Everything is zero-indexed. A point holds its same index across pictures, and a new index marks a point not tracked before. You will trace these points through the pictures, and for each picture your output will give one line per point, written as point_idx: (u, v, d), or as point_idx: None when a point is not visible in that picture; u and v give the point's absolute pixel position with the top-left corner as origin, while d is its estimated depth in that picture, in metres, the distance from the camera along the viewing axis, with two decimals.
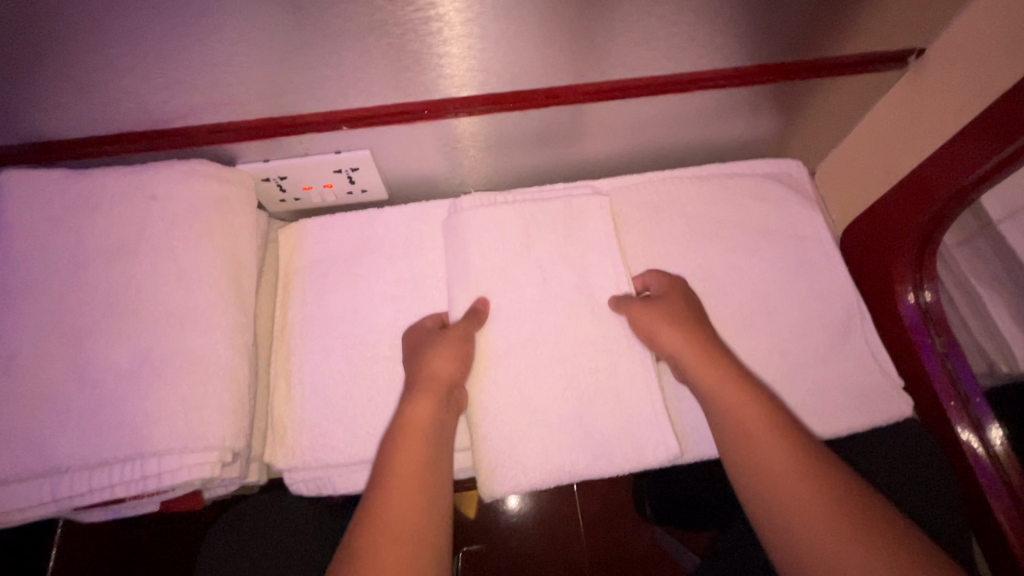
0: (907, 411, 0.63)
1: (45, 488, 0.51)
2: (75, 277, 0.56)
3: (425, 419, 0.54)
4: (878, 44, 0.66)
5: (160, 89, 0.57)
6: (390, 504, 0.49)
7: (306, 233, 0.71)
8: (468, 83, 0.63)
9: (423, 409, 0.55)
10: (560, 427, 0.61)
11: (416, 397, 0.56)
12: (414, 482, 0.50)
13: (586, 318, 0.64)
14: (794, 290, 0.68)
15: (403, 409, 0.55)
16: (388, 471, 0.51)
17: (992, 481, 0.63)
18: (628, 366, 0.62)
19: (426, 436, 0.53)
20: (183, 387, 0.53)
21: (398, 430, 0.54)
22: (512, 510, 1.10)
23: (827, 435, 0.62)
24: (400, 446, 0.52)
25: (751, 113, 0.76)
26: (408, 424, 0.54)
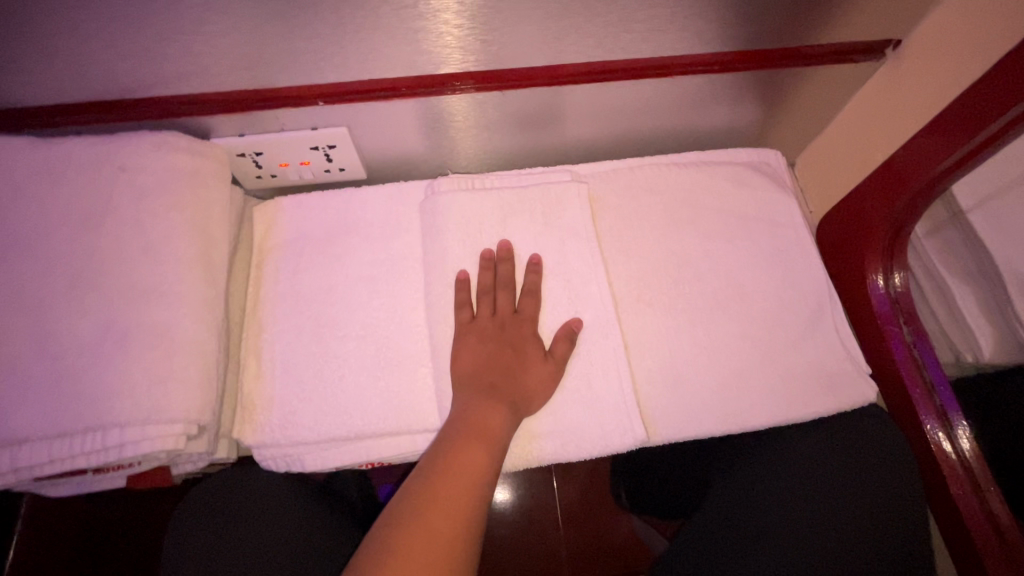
0: (871, 398, 0.65)
1: (5, 458, 0.50)
2: (40, 245, 0.55)
3: (487, 437, 0.54)
4: (857, 34, 0.66)
5: (130, 57, 0.56)
6: (437, 493, 0.49)
7: (281, 210, 0.70)
8: (447, 61, 0.62)
9: (493, 415, 0.55)
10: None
11: (479, 404, 0.56)
12: (463, 498, 0.50)
13: (560, 301, 0.64)
14: (768, 277, 0.68)
15: (468, 421, 0.54)
16: (439, 471, 0.51)
17: (956, 475, 0.64)
18: (601, 349, 0.63)
19: (483, 457, 0.52)
20: (150, 359, 0.53)
21: (461, 440, 0.53)
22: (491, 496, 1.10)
23: (795, 419, 0.63)
24: (459, 460, 0.52)
25: (731, 101, 0.76)
26: (470, 438, 0.53)
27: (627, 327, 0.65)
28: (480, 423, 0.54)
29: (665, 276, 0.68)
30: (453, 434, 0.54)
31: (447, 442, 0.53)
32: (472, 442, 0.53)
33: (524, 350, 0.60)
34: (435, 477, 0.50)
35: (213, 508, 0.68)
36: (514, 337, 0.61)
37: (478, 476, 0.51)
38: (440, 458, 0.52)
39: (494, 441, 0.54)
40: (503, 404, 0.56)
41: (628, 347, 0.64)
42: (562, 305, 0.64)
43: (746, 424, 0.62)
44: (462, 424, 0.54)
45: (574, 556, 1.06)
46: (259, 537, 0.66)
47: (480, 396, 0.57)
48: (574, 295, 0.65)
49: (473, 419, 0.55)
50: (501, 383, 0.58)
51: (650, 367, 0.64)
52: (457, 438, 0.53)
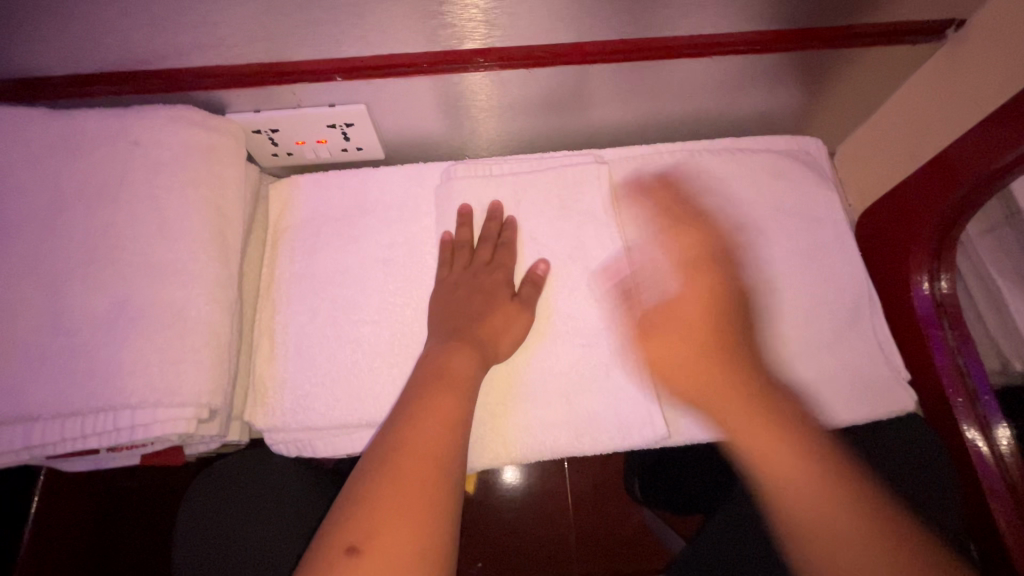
0: (909, 406, 0.61)
1: (18, 435, 0.50)
2: (53, 221, 0.54)
3: (449, 421, 0.47)
4: (917, 13, 0.61)
5: (144, 26, 0.53)
6: (411, 434, 0.46)
7: (298, 190, 0.68)
8: (472, 35, 0.59)
9: (466, 360, 0.52)
10: (547, 399, 0.59)
11: (447, 352, 0.53)
12: (419, 491, 0.42)
13: (578, 291, 0.62)
14: (803, 274, 0.64)
15: (425, 403, 0.48)
16: (415, 416, 0.47)
17: (994, 483, 0.61)
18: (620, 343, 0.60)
19: (446, 440, 0.46)
20: (161, 339, 0.52)
21: (415, 422, 0.47)
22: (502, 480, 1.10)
23: (826, 425, 0.60)
24: (416, 447, 0.45)
25: (772, 84, 0.71)
26: (427, 419, 0.47)
27: (651, 322, 0.62)
28: (443, 407, 0.48)
29: (694, 270, 0.64)
30: (408, 419, 0.47)
31: (397, 430, 0.46)
32: (428, 424, 0.46)
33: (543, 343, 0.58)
34: (385, 470, 0.43)
35: (221, 494, 0.68)
36: (489, 292, 0.58)
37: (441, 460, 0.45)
38: (399, 427, 0.47)
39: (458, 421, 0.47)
40: (472, 350, 0.53)
41: (655, 341, 0.61)
42: (580, 297, 0.62)
43: (774, 427, 0.59)
44: (417, 405, 0.48)
45: (583, 545, 1.05)
46: (271, 520, 0.66)
47: (450, 342, 0.54)
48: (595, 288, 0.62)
49: (428, 398, 0.48)
50: (467, 329, 0.55)
51: None
52: (410, 422, 0.46)
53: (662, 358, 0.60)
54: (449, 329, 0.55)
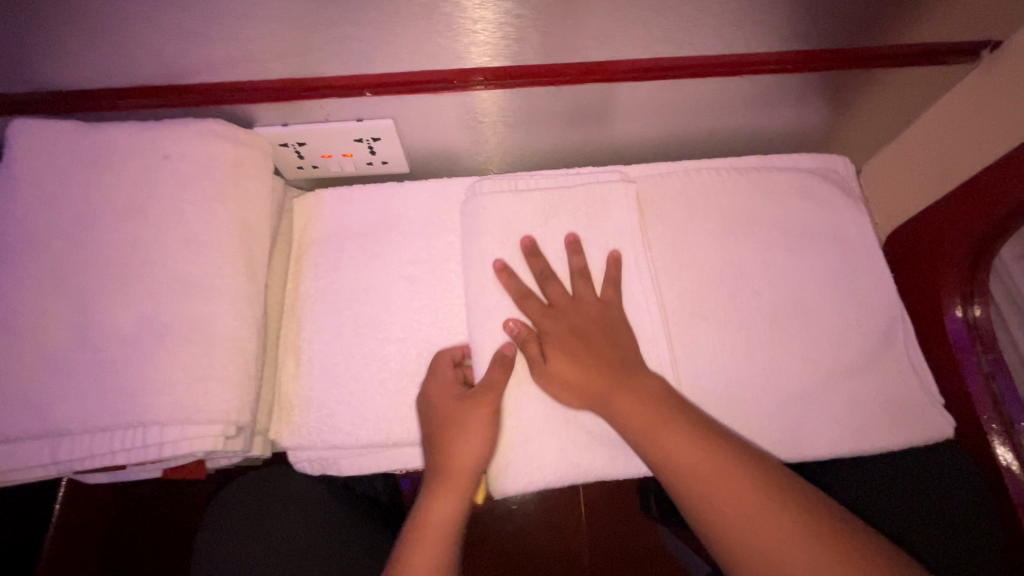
0: (946, 434, 0.60)
1: (46, 450, 0.49)
2: (83, 234, 0.54)
3: (477, 442, 0.53)
4: (950, 33, 0.60)
5: (177, 42, 0.54)
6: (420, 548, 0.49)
7: (323, 203, 0.68)
8: (501, 52, 0.58)
9: (469, 448, 0.53)
10: (553, 419, 0.56)
11: (451, 442, 0.54)
12: (453, 510, 0.51)
13: (547, 272, 0.60)
14: (833, 295, 0.63)
15: (455, 423, 0.54)
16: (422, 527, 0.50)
17: None
18: (585, 320, 0.57)
19: (478, 457, 0.53)
20: (187, 356, 0.51)
21: (429, 499, 0.52)
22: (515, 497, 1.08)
23: (857, 451, 0.58)
24: (453, 470, 0.53)
25: (800, 102, 0.70)
26: (458, 441, 0.53)
27: (677, 341, 0.62)
28: (473, 426, 0.54)
29: (723, 290, 0.63)
30: (445, 437, 0.54)
31: (438, 450, 0.54)
32: (458, 445, 0.53)
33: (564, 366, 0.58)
34: (432, 495, 0.52)
35: (241, 519, 0.67)
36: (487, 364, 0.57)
37: (469, 479, 0.53)
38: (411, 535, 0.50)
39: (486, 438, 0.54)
40: (479, 432, 0.54)
41: (622, 327, 0.57)
42: (545, 280, 0.59)
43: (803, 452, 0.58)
44: (449, 423, 0.54)
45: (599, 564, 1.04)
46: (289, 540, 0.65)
47: (448, 426, 0.54)
48: (574, 265, 0.61)
49: (456, 418, 0.54)
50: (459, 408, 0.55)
51: (704, 386, 0.60)
52: (446, 441, 0.54)
53: (622, 335, 0.57)
54: (446, 415, 0.55)
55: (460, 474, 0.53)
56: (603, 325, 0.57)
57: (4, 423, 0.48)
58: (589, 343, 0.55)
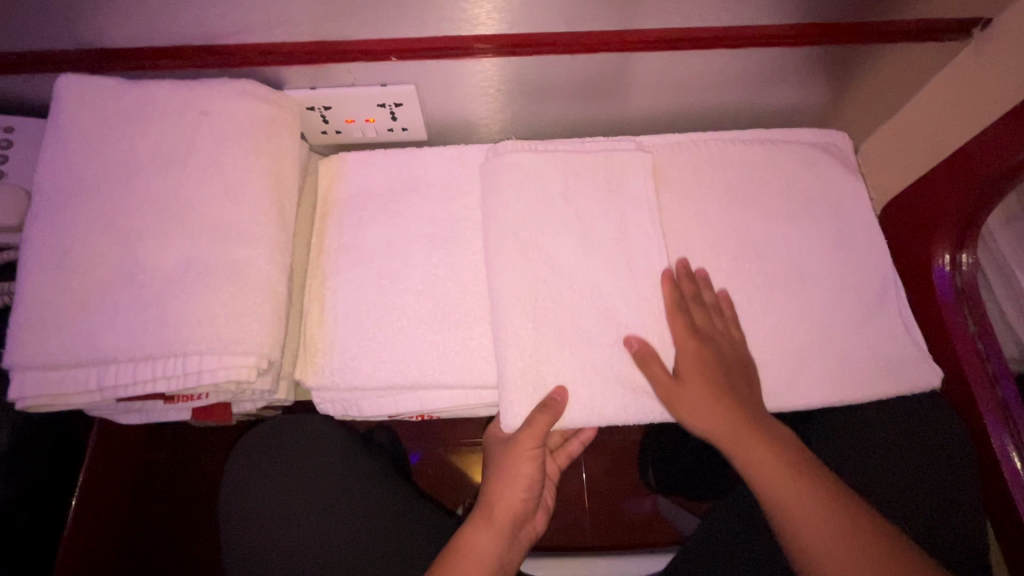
0: (932, 385, 0.64)
1: (93, 376, 0.53)
2: (127, 180, 0.57)
3: (522, 479, 0.62)
4: (945, 11, 0.64)
5: (218, 2, 0.57)
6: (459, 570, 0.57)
7: (346, 164, 0.72)
8: (522, 19, 0.62)
9: (511, 492, 0.62)
10: (576, 357, 0.60)
11: (494, 500, 0.62)
12: (489, 547, 0.59)
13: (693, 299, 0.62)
14: (829, 258, 0.67)
15: (503, 479, 0.63)
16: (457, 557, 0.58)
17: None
18: (729, 355, 0.60)
19: (517, 495, 0.62)
20: (226, 294, 0.55)
21: (466, 534, 0.60)
22: None
23: (850, 400, 0.62)
24: (495, 510, 0.62)
25: (803, 78, 0.74)
26: (504, 483, 0.62)
27: None
28: (519, 471, 0.62)
29: (726, 251, 0.67)
30: (494, 488, 0.63)
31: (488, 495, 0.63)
32: (504, 489, 0.62)
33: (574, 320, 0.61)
34: (473, 530, 0.60)
35: (267, 466, 0.71)
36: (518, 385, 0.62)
37: (508, 522, 0.61)
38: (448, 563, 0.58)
39: (525, 484, 0.62)
40: (527, 469, 0.62)
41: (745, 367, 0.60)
42: (688, 302, 0.62)
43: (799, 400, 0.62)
44: (501, 469, 0.63)
45: (598, 533, 1.07)
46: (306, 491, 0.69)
47: (488, 508, 0.62)
48: (709, 299, 0.63)
49: (506, 460, 0.63)
50: (498, 485, 0.63)
51: None
52: (494, 485, 0.63)
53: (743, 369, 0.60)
54: (489, 508, 0.62)
55: (500, 518, 0.61)
56: (741, 362, 0.60)
57: (56, 350, 0.52)
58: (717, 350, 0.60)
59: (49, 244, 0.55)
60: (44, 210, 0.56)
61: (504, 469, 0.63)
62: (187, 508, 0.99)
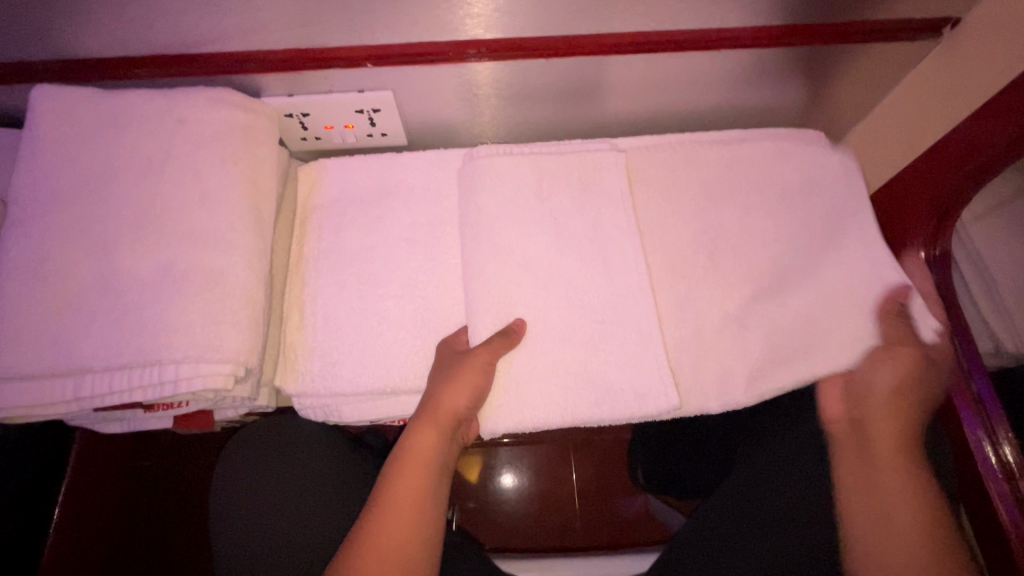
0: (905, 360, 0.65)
1: (70, 386, 0.53)
2: (103, 189, 0.58)
3: (470, 383, 0.57)
4: (914, 11, 0.65)
5: (192, 10, 0.57)
6: (404, 474, 0.55)
7: (325, 171, 0.72)
8: (496, 25, 0.62)
9: (454, 394, 0.57)
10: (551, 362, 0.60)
11: (435, 397, 0.58)
12: (432, 445, 0.57)
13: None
14: (803, 256, 0.68)
15: (450, 375, 0.58)
16: (403, 459, 0.56)
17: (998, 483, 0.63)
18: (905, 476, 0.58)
19: (462, 403, 0.57)
20: (203, 301, 0.55)
21: (411, 431, 0.57)
22: (504, 482, 1.10)
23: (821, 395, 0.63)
24: (438, 409, 0.57)
25: (779, 78, 0.75)
26: (448, 385, 0.57)
27: (662, 295, 0.66)
28: (464, 376, 0.57)
29: (702, 250, 0.68)
30: (437, 383, 0.58)
31: (430, 390, 0.59)
32: (447, 392, 0.57)
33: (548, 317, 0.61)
34: (417, 430, 0.57)
35: (247, 472, 0.71)
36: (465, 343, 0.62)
37: (451, 420, 0.58)
38: (396, 465, 0.56)
39: (473, 393, 0.58)
40: (474, 374, 0.57)
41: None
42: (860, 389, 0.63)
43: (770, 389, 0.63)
44: (446, 374, 0.58)
45: (590, 533, 1.07)
46: (282, 500, 0.69)
47: (432, 403, 0.58)
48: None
49: (452, 370, 0.58)
50: (443, 382, 0.58)
51: (683, 335, 0.64)
52: (437, 386, 0.58)
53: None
54: (433, 401, 0.58)
55: (442, 416, 0.57)
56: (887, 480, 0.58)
57: (32, 360, 0.52)
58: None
59: (25, 254, 0.55)
60: (19, 219, 0.56)
61: (449, 374, 0.58)
62: (180, 514, 0.99)
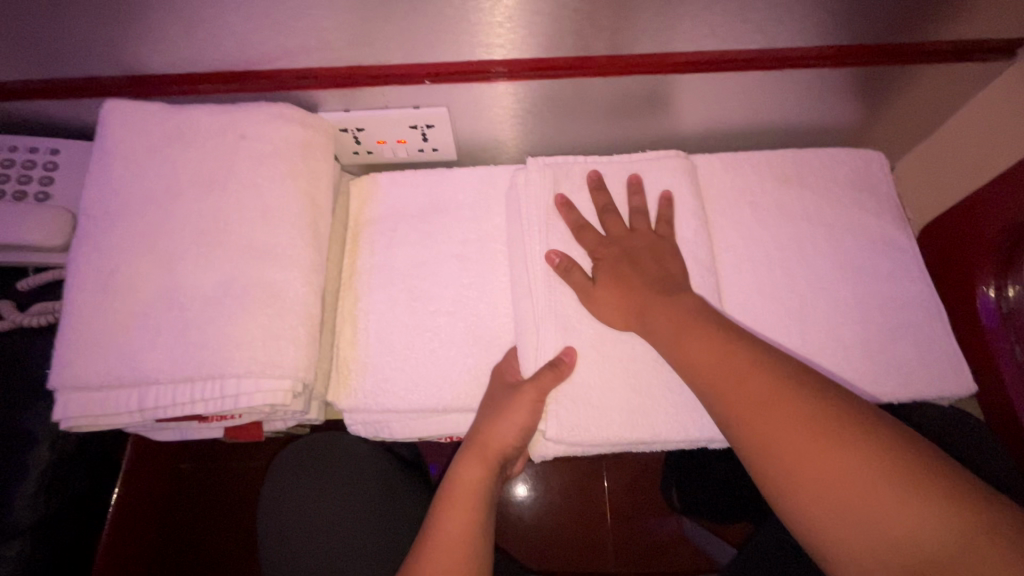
0: (962, 393, 0.63)
1: (134, 397, 0.54)
2: (169, 202, 0.59)
3: (519, 422, 0.56)
4: (985, 32, 0.62)
5: (261, 30, 0.58)
6: (454, 509, 0.54)
7: (377, 185, 0.73)
8: (556, 43, 0.62)
9: (504, 428, 0.57)
10: (609, 381, 0.58)
11: (485, 428, 0.58)
12: (479, 483, 0.56)
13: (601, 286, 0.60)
14: (859, 281, 0.67)
15: (498, 407, 0.58)
16: (452, 497, 0.55)
17: None
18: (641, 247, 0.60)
19: (510, 439, 0.57)
20: (262, 316, 0.56)
21: (461, 466, 0.57)
22: (534, 500, 1.09)
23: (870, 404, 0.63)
24: (488, 443, 0.57)
25: (839, 97, 0.73)
26: (499, 420, 0.57)
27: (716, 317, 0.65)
28: (513, 412, 0.57)
29: (754, 273, 0.67)
30: (487, 416, 0.58)
31: (478, 424, 0.59)
32: (496, 425, 0.57)
33: (660, 201, 0.64)
34: (465, 466, 0.57)
35: (298, 484, 0.71)
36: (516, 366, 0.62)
37: (499, 456, 0.57)
38: (446, 503, 0.55)
39: (524, 428, 0.57)
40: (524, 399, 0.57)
41: (674, 257, 0.60)
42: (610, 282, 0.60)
43: None
44: (496, 406, 0.58)
45: (623, 554, 1.05)
46: (329, 513, 0.69)
47: (478, 435, 0.58)
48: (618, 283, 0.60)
49: (502, 402, 0.57)
50: (487, 413, 0.58)
51: None
52: (487, 419, 0.58)
53: (670, 262, 0.59)
54: (477, 437, 0.58)
55: (489, 451, 0.57)
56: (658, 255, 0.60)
57: (100, 371, 0.53)
58: (640, 273, 0.58)
59: (94, 267, 0.56)
60: (89, 232, 0.58)
61: (502, 407, 0.57)
62: (221, 519, 1.00)
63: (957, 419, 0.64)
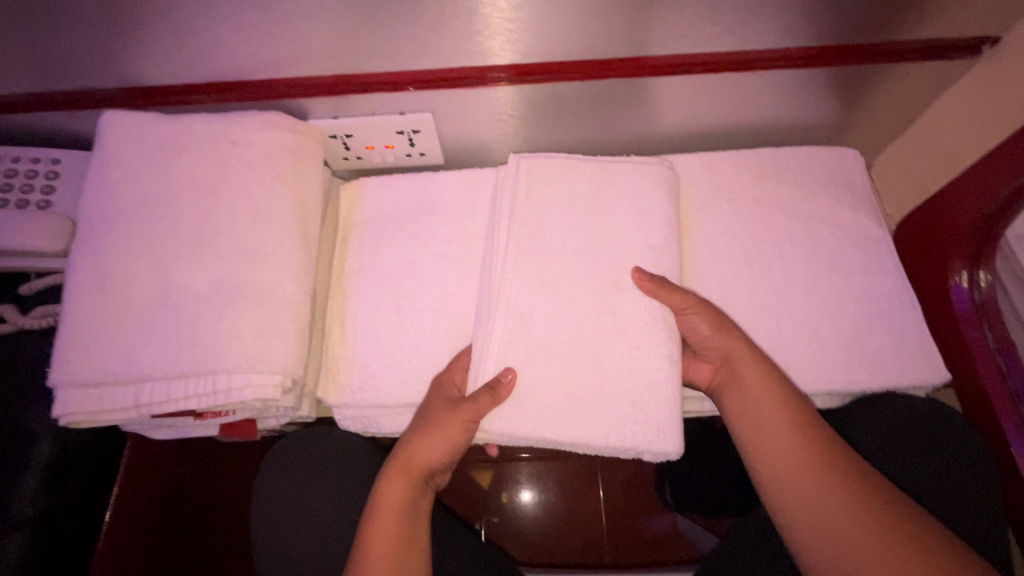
0: (937, 382, 0.64)
1: (130, 394, 0.56)
2: (163, 206, 0.61)
3: (445, 444, 0.59)
4: (948, 32, 0.65)
5: (250, 41, 0.61)
6: (380, 522, 0.58)
7: (365, 188, 0.75)
8: (534, 48, 0.65)
9: (430, 446, 0.59)
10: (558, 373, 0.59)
11: (413, 444, 0.60)
12: (403, 496, 0.59)
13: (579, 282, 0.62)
14: (833, 274, 0.69)
15: (428, 426, 0.59)
16: (376, 510, 0.59)
17: None
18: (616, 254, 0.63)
19: (437, 456, 0.60)
20: (253, 315, 0.58)
21: (385, 481, 0.60)
22: (530, 498, 1.10)
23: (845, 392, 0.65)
24: (413, 459, 0.60)
25: (813, 97, 0.75)
26: (426, 441, 0.59)
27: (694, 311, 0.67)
28: (441, 431, 0.59)
29: (731, 268, 0.69)
30: (417, 433, 0.60)
31: (406, 440, 0.61)
32: (424, 443, 0.59)
33: (637, 199, 0.66)
34: (390, 480, 0.60)
35: (290, 481, 0.73)
36: None
37: (422, 472, 0.60)
38: (372, 515, 0.59)
39: (452, 446, 0.59)
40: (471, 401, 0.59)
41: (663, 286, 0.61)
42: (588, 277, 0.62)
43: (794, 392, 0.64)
44: (428, 423, 0.60)
45: (619, 551, 1.06)
46: (320, 508, 0.71)
47: (404, 451, 0.60)
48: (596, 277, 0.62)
49: (434, 421, 0.59)
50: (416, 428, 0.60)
51: None
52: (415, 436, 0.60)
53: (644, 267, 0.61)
54: (403, 452, 0.60)
55: (411, 466, 0.60)
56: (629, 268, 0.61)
57: (99, 368, 0.56)
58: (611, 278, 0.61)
59: (92, 270, 0.59)
60: (87, 236, 0.60)
61: (432, 425, 0.59)
62: (217, 519, 1.02)
63: (932, 410, 0.65)
